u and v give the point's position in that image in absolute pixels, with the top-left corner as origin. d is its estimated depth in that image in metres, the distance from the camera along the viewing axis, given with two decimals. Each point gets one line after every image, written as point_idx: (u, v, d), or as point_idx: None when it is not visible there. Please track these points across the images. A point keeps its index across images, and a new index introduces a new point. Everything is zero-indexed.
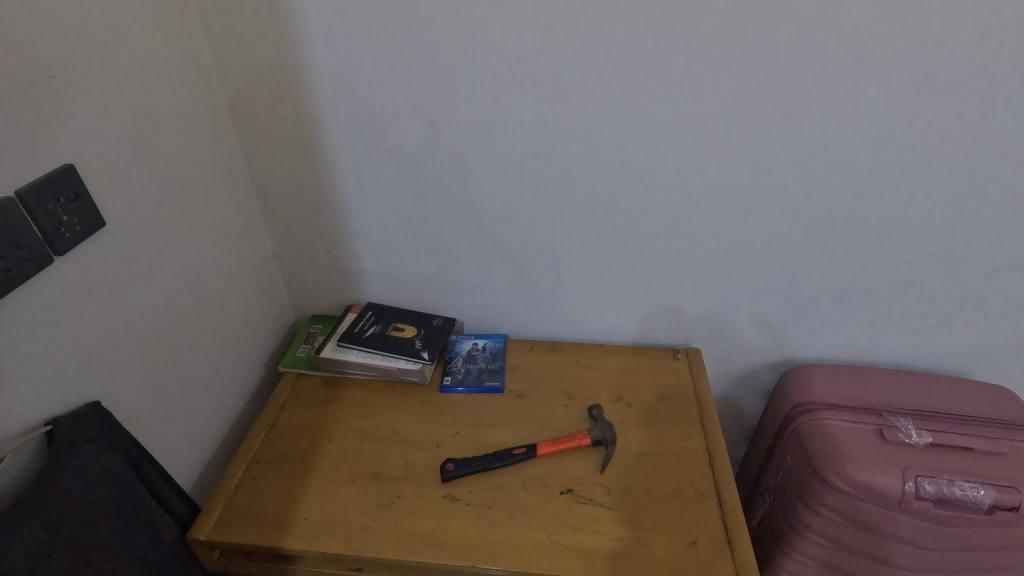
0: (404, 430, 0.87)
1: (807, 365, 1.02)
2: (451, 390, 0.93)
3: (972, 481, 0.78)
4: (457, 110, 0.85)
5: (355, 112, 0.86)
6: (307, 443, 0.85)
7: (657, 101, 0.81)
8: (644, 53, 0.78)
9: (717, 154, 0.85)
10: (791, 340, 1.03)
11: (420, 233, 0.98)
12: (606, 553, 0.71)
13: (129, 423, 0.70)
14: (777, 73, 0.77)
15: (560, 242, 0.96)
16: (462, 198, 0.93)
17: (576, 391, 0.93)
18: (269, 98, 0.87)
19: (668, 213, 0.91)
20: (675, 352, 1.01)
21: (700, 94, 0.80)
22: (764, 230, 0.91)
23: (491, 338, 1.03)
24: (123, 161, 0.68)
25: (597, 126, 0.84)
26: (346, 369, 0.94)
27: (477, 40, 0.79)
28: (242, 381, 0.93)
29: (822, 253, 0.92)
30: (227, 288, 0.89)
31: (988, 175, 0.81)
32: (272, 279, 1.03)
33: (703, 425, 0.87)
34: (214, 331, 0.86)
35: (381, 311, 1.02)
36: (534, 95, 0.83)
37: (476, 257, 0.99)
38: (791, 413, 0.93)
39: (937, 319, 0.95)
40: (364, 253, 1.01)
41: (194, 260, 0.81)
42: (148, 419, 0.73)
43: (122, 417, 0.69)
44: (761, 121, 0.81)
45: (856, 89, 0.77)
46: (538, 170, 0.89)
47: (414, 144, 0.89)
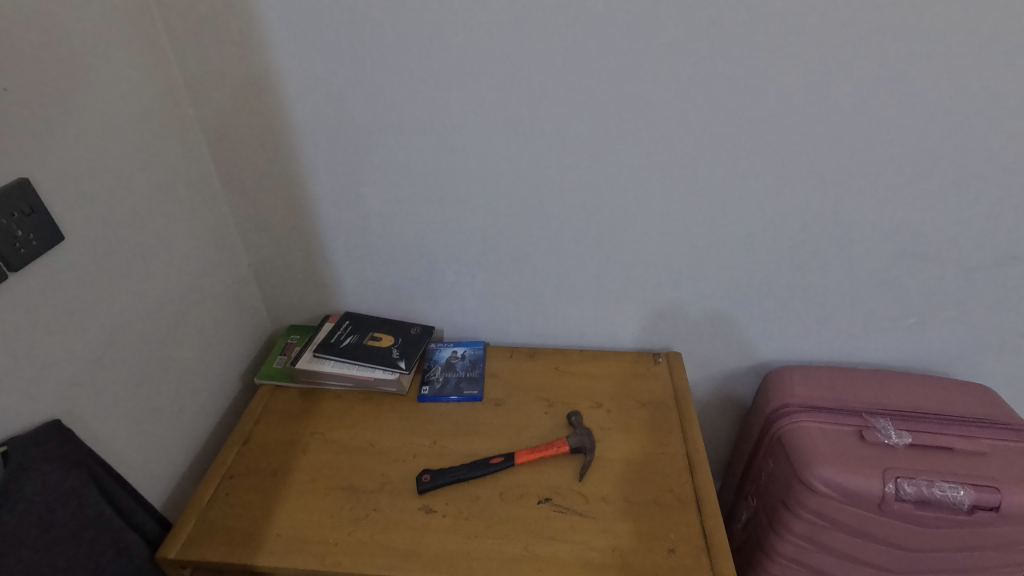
0: (380, 442, 0.85)
1: (788, 367, 1.01)
2: (429, 400, 0.92)
3: (951, 481, 0.78)
4: (429, 117, 0.84)
5: (327, 119, 0.85)
6: (282, 457, 0.84)
7: (630, 102, 0.81)
8: (616, 54, 0.77)
9: (692, 156, 0.84)
10: (773, 342, 1.02)
11: (396, 240, 0.97)
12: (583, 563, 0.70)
13: (95, 442, 0.68)
14: (749, 72, 0.77)
15: (537, 249, 0.96)
16: (437, 204, 0.92)
17: (556, 398, 0.92)
18: (239, 108, 0.85)
19: (645, 216, 0.91)
20: (656, 357, 1.00)
21: (673, 94, 0.79)
22: (741, 232, 0.91)
23: (471, 346, 1.02)
24: (84, 173, 0.66)
25: (570, 130, 0.84)
26: (322, 379, 0.93)
27: (447, 43, 0.78)
28: (215, 395, 0.91)
29: (799, 255, 0.92)
30: (199, 300, 0.87)
31: (959, 175, 0.81)
32: (247, 290, 1.01)
33: (683, 430, 0.86)
34: (185, 345, 0.84)
35: (359, 321, 1.01)
36: (506, 98, 0.82)
37: (453, 264, 0.99)
38: (772, 415, 0.93)
39: (915, 319, 0.95)
40: (339, 262, 1.00)
41: (164, 273, 0.80)
42: (115, 435, 0.71)
43: (87, 436, 0.67)
44: (733, 123, 0.81)
45: (829, 88, 0.77)
46: (512, 176, 0.89)
47: (386, 151, 0.88)
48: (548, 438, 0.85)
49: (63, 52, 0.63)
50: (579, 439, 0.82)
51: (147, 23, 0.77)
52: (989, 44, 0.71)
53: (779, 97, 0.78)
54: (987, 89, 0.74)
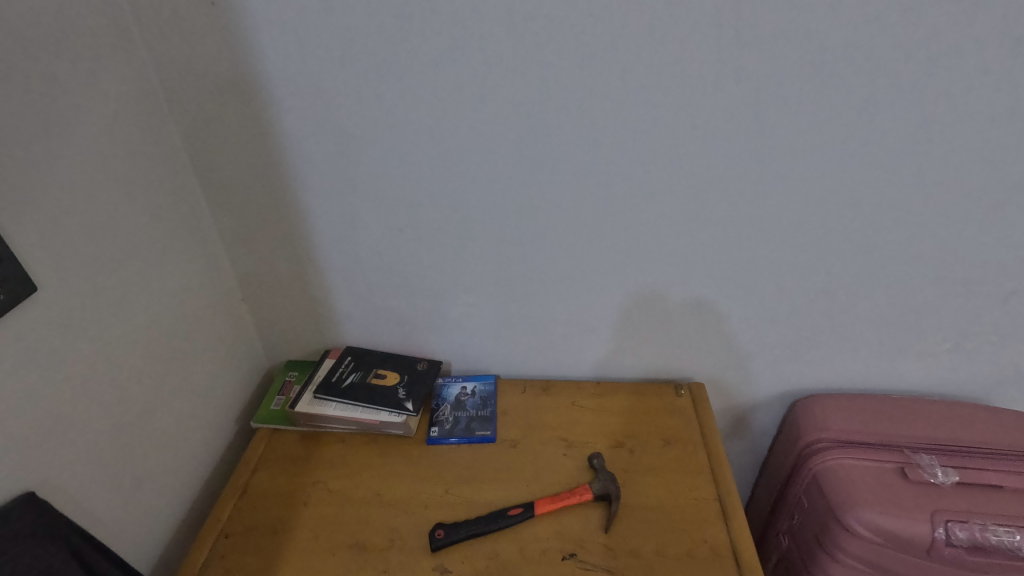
0: (387, 491, 0.79)
1: (816, 395, 0.96)
2: (439, 443, 0.86)
3: (1006, 525, 0.73)
4: (434, 143, 0.79)
5: (325, 147, 0.80)
6: (282, 511, 0.77)
7: (653, 122, 0.75)
8: (640, 72, 0.72)
9: (718, 178, 0.79)
10: (801, 370, 0.96)
11: (400, 271, 0.91)
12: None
13: (74, 511, 0.62)
14: (783, 88, 0.71)
15: (550, 278, 0.90)
16: (444, 233, 0.87)
17: (574, 438, 0.86)
18: (230, 136, 0.80)
19: (667, 242, 0.85)
20: (678, 389, 0.95)
21: (700, 114, 0.74)
22: (769, 257, 0.85)
23: (481, 381, 0.96)
24: (60, 214, 0.60)
25: (585, 155, 0.78)
26: (323, 423, 0.87)
27: (457, 63, 0.73)
28: (207, 442, 0.85)
29: (828, 280, 0.87)
30: (189, 341, 0.81)
31: (1002, 197, 0.76)
32: (242, 325, 0.95)
33: (713, 472, 0.81)
34: (175, 391, 0.78)
35: (361, 357, 0.95)
36: (520, 121, 0.76)
37: (461, 295, 0.93)
38: (804, 450, 0.87)
39: (951, 344, 0.90)
40: (340, 295, 0.94)
41: (151, 315, 0.74)
42: (96, 499, 0.65)
43: (65, 505, 0.61)
44: (761, 145, 0.76)
45: (869, 104, 0.71)
46: (524, 203, 0.83)
47: (389, 179, 0.82)
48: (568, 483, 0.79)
49: (35, 82, 0.57)
50: (603, 485, 0.76)
51: (128, 45, 0.71)
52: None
53: (813, 114, 0.73)
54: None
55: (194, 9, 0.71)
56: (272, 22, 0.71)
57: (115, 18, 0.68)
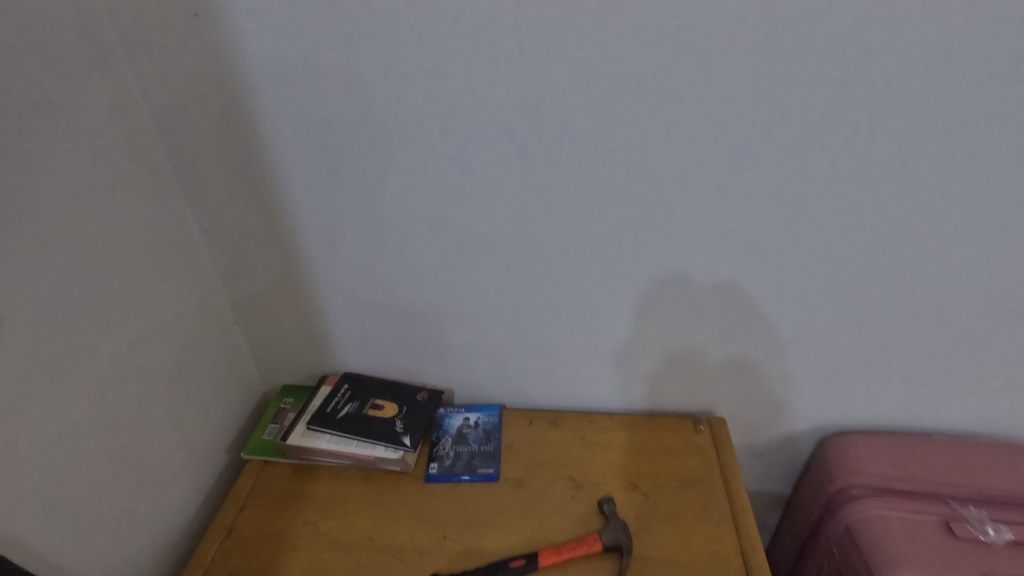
0: (381, 535, 0.74)
1: (848, 433, 0.88)
2: (438, 481, 0.80)
3: None
4: (433, 164, 0.73)
5: (317, 166, 0.75)
6: (269, 555, 0.73)
7: (674, 143, 0.68)
8: (663, 87, 0.64)
9: (748, 205, 0.71)
10: (833, 407, 0.88)
11: (399, 295, 0.86)
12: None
13: (30, 559, 0.58)
14: (827, 106, 0.63)
15: (558, 305, 0.84)
16: (444, 257, 0.81)
17: (584, 478, 0.80)
18: (220, 154, 0.75)
19: (688, 272, 0.78)
20: (697, 424, 0.88)
21: (729, 134, 0.66)
22: (800, 289, 0.77)
23: (485, 412, 0.90)
24: (29, 245, 0.56)
25: (596, 177, 0.72)
26: (316, 457, 0.82)
27: (461, 78, 0.66)
28: (189, 478, 0.80)
29: (865, 314, 0.78)
30: (172, 372, 0.77)
31: None
32: (234, 351, 0.90)
33: (735, 522, 0.74)
34: (153, 427, 0.73)
35: (359, 385, 0.90)
36: (525, 141, 0.70)
37: (464, 321, 0.87)
38: (835, 496, 0.80)
39: (1001, 382, 0.81)
40: (337, 319, 0.90)
41: (132, 347, 0.69)
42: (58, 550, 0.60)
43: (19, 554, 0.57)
44: (794, 169, 0.68)
45: (925, 124, 0.63)
46: (529, 228, 0.77)
47: (386, 201, 0.77)
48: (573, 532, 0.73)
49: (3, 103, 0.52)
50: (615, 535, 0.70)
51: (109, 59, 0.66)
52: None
53: (862, 136, 0.64)
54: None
55: (180, 21, 0.66)
56: (261, 34, 0.66)
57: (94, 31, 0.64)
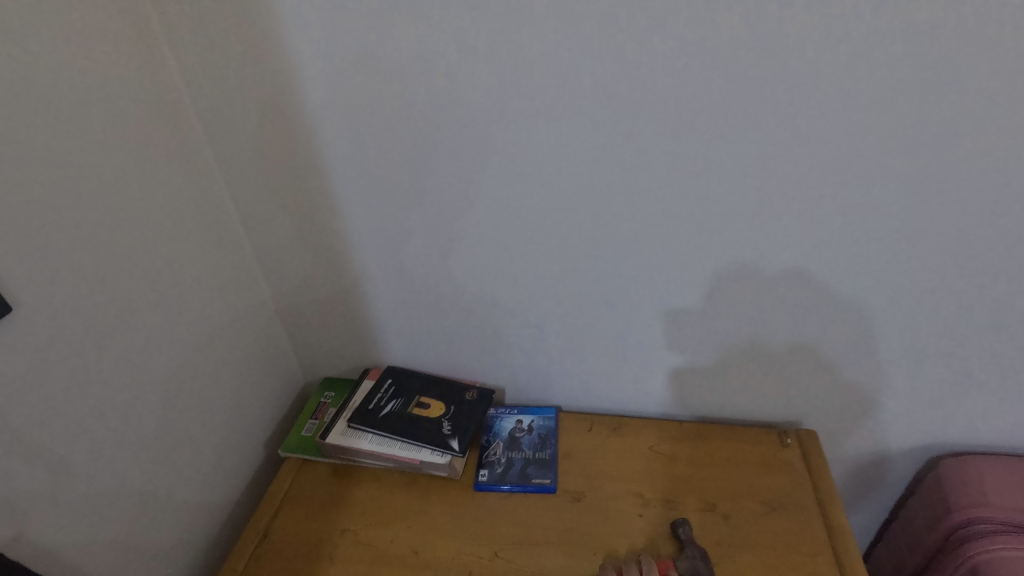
0: (425, 548, 0.67)
1: (967, 455, 0.75)
2: (487, 490, 0.72)
3: None
4: (488, 137, 0.64)
5: (358, 140, 0.67)
6: (305, 563, 0.67)
7: (775, 108, 0.57)
8: (768, 32, 0.53)
9: (864, 180, 0.59)
10: (951, 424, 0.75)
11: (446, 286, 0.78)
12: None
13: (44, 564, 0.53)
14: (979, 51, 0.51)
15: (626, 300, 0.74)
16: (498, 243, 0.72)
17: (653, 495, 0.71)
18: (253, 128, 0.69)
19: (784, 261, 0.66)
20: (783, 437, 0.77)
21: (846, 93, 0.55)
22: (925, 284, 0.65)
23: (539, 414, 0.81)
24: (47, 220, 0.51)
25: (679, 151, 0.61)
26: (357, 457, 0.76)
27: (524, 28, 0.57)
28: (221, 472, 0.75)
29: (1004, 316, 0.65)
30: (203, 362, 0.71)
31: None
32: (273, 339, 0.85)
33: (833, 555, 0.63)
34: (181, 420, 0.68)
35: (404, 380, 0.83)
36: (595, 108, 0.60)
37: (518, 314, 0.79)
38: (956, 530, 0.68)
39: None
40: (381, 310, 0.83)
41: (161, 334, 0.64)
42: (76, 549, 0.56)
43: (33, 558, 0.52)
44: (927, 138, 0.56)
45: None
46: (596, 209, 0.67)
47: (434, 179, 0.69)
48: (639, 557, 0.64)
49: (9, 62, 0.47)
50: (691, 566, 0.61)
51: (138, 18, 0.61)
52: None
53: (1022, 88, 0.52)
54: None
55: None
56: None
57: None
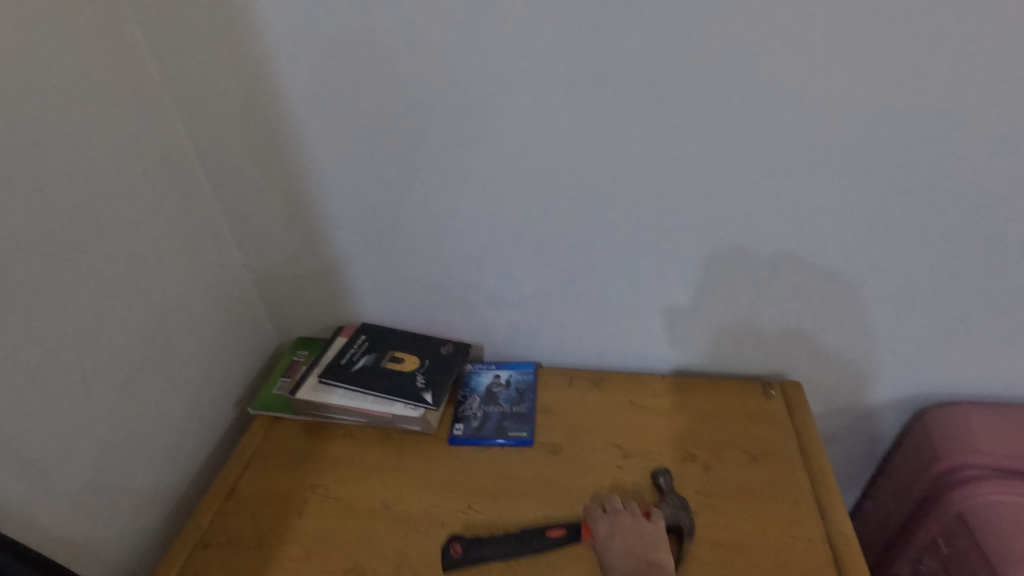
0: (398, 502, 0.65)
1: (955, 404, 0.73)
2: (463, 444, 0.70)
3: None
4: (457, 69, 0.61)
5: (322, 75, 0.64)
6: (274, 519, 0.64)
7: (754, 30, 0.54)
8: None
9: (851, 104, 0.57)
10: (938, 370, 0.73)
11: (420, 235, 0.75)
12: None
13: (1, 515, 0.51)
14: None
15: (605, 246, 0.71)
16: (471, 187, 0.69)
17: (633, 446, 0.69)
18: (213, 65, 0.66)
19: (769, 198, 0.64)
20: (767, 389, 0.75)
21: (827, 11, 0.52)
22: (914, 220, 0.62)
23: (518, 369, 0.79)
24: None
25: (656, 80, 0.59)
26: (329, 413, 0.73)
27: None
28: (189, 429, 0.73)
29: (993, 252, 0.63)
30: (167, 313, 0.68)
31: None
32: (243, 294, 0.82)
33: (816, 502, 0.62)
34: (144, 370, 0.65)
35: (378, 335, 0.80)
36: (567, 34, 0.58)
37: (494, 265, 0.76)
38: (943, 479, 0.67)
39: None
40: (353, 263, 0.80)
41: (117, 277, 0.61)
42: (27, 501, 0.52)
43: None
44: (912, 59, 0.53)
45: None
46: (571, 147, 0.64)
47: (403, 117, 0.66)
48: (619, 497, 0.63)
49: None
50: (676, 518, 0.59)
51: None
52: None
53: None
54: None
55: None
56: None
57: None
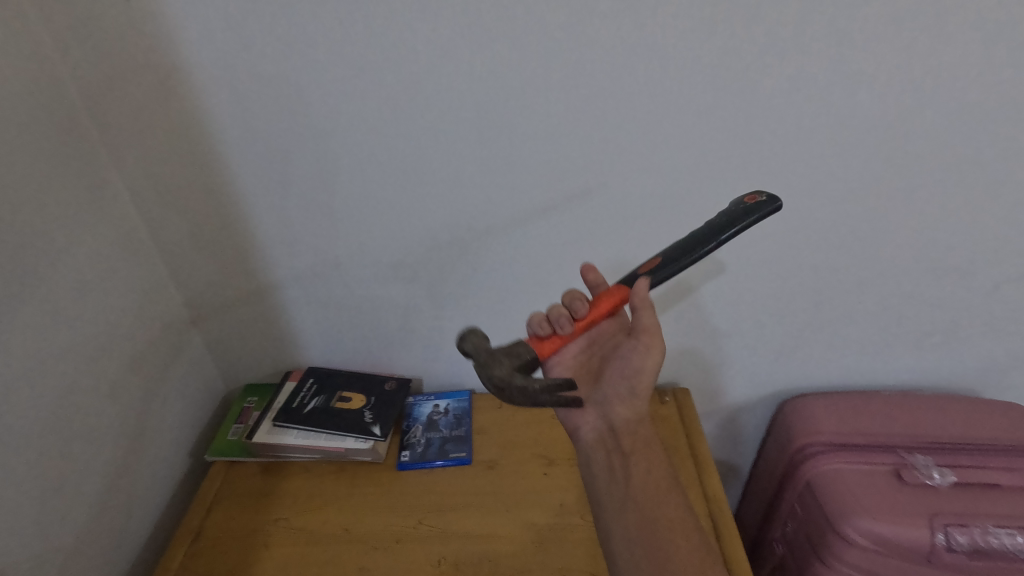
0: (355, 525, 0.74)
1: (805, 395, 0.92)
2: (410, 468, 0.80)
3: (1006, 526, 0.70)
4: (385, 152, 0.72)
5: (268, 162, 0.73)
6: (240, 554, 0.71)
7: (621, 121, 0.70)
8: (614, 56, 0.65)
9: (702, 172, 0.73)
10: (791, 369, 0.92)
11: (360, 287, 0.85)
12: (627, 527, 0.59)
13: None
14: (772, 67, 0.65)
15: (522, 287, 0.84)
16: (403, 245, 0.80)
17: (556, 456, 0.82)
18: (164, 151, 0.72)
19: (649, 247, 0.79)
20: (662, 396, 0.90)
21: (672, 109, 0.68)
22: (756, 255, 0.80)
23: (454, 398, 0.90)
24: None
25: (552, 158, 0.72)
26: (284, 453, 0.81)
27: (411, 50, 0.65)
28: (147, 481, 0.78)
29: (815, 277, 0.82)
30: (125, 376, 0.73)
31: (993, 184, 0.71)
32: (194, 350, 0.88)
33: (701, 486, 0.77)
34: (104, 432, 0.70)
35: (325, 378, 0.88)
36: (476, 126, 0.70)
37: (428, 309, 0.87)
38: (795, 456, 0.84)
39: (940, 335, 0.86)
40: (299, 314, 0.88)
41: (81, 349, 0.67)
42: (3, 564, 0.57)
43: None
44: (738, 141, 0.70)
45: (862, 85, 0.66)
46: (487, 209, 0.77)
47: (340, 191, 0.76)
48: (579, 308, 0.61)
49: None
50: (504, 378, 0.55)
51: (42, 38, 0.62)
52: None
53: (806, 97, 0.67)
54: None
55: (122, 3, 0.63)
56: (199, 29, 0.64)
57: (19, 10, 0.60)
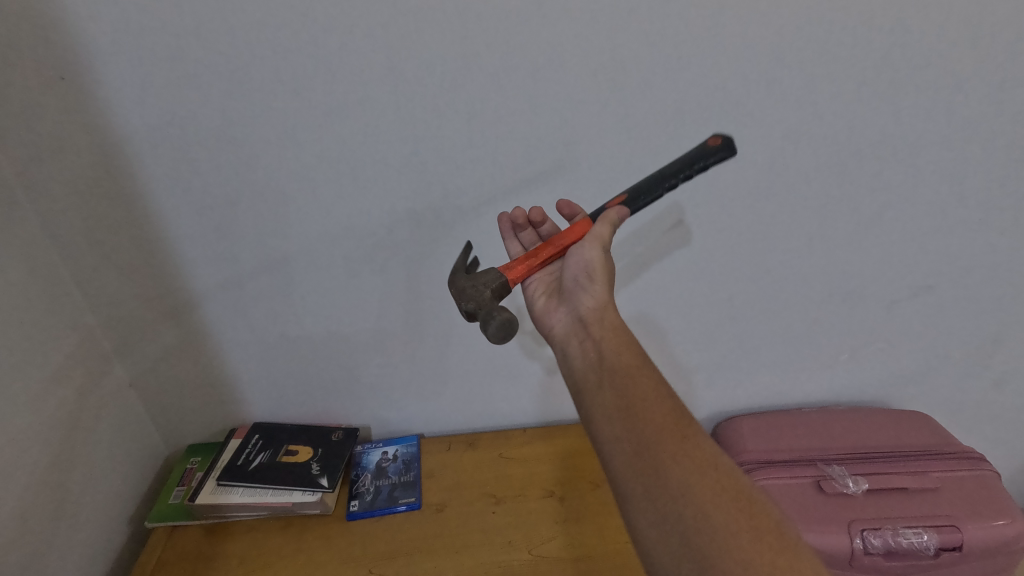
0: None
1: (734, 418, 0.99)
2: (360, 518, 0.81)
3: (914, 526, 0.79)
4: (321, 212, 0.75)
5: (206, 226, 0.75)
6: None
7: (545, 176, 0.74)
8: (538, 122, 0.70)
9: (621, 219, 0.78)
10: (720, 391, 0.99)
11: (304, 340, 0.86)
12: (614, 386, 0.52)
13: None
14: (680, 124, 0.71)
15: (464, 331, 0.88)
16: (345, 298, 0.83)
17: (504, 492, 0.84)
18: (104, 220, 0.72)
19: None
20: None
21: (590, 166, 0.74)
22: (677, 291, 0.86)
23: (403, 443, 0.92)
24: None
25: (483, 210, 0.77)
26: (229, 512, 0.80)
27: (344, 120, 0.69)
28: (81, 560, 0.75)
29: (731, 308, 0.89)
30: (61, 449, 0.72)
31: (874, 219, 0.80)
32: (133, 415, 0.86)
33: None
34: (37, 510, 0.68)
35: (271, 433, 0.88)
36: (409, 184, 0.74)
37: (373, 357, 0.89)
38: None
39: (847, 354, 0.94)
40: (243, 369, 0.88)
41: (18, 426, 0.66)
42: None
43: None
44: None
45: (759, 141, 0.73)
46: (425, 261, 0.80)
47: (280, 248, 0.78)
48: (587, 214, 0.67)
49: None
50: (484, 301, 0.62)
51: None
52: (925, 86, 0.69)
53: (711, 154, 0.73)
54: (924, 131, 0.72)
55: (51, 83, 0.63)
56: (137, 107, 0.66)
57: None
